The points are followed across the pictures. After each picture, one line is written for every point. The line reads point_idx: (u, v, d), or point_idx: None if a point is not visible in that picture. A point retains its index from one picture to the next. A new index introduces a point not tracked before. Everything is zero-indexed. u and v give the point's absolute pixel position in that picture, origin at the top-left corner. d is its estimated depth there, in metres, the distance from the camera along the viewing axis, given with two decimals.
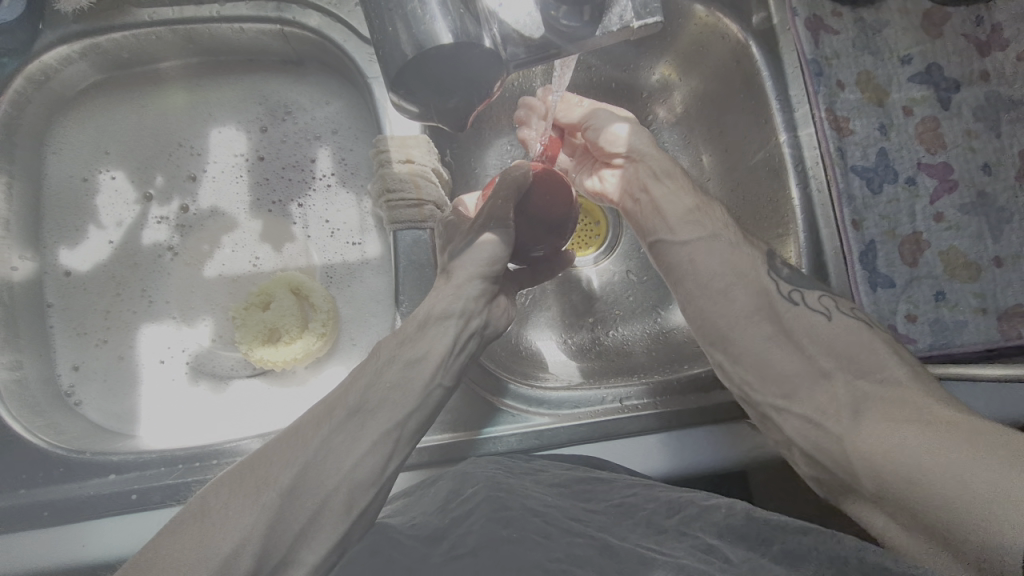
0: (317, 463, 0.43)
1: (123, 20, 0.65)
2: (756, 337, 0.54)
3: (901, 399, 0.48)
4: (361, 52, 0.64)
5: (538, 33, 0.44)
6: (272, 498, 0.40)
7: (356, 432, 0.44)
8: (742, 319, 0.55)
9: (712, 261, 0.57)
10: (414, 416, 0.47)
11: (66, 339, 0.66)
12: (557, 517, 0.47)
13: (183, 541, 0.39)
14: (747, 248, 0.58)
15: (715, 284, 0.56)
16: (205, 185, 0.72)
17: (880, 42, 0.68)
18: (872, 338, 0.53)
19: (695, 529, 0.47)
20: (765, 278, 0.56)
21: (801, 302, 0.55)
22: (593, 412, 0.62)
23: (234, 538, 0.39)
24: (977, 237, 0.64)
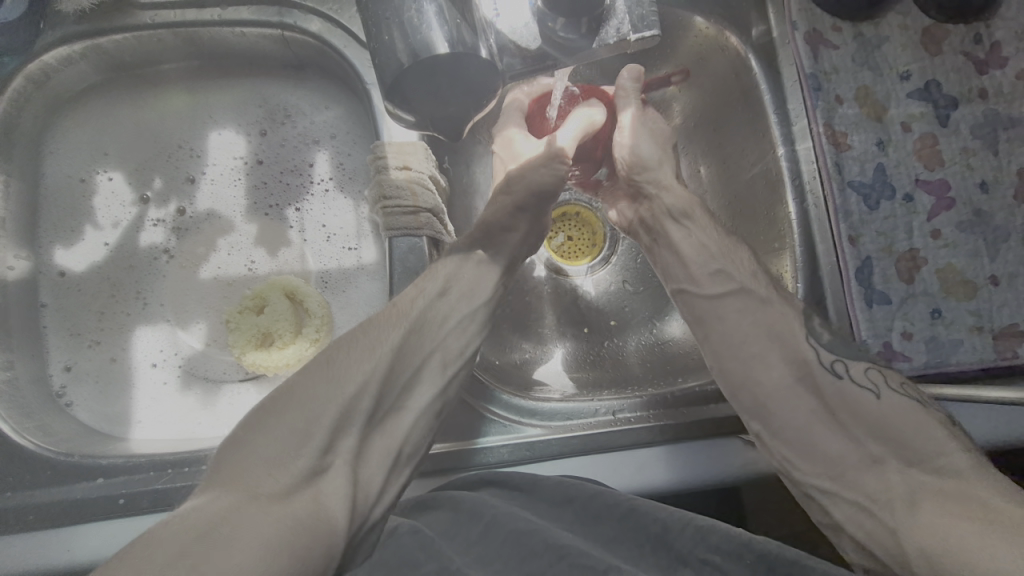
0: (419, 331, 0.52)
1: (125, 22, 0.65)
2: (796, 412, 0.54)
3: (963, 492, 0.45)
4: (361, 58, 0.65)
5: (534, 45, 0.45)
6: (385, 354, 0.48)
7: (448, 307, 0.54)
8: (780, 387, 0.54)
9: (744, 324, 0.57)
10: (484, 307, 0.57)
11: (59, 340, 0.66)
12: (582, 556, 0.43)
13: (310, 383, 0.44)
14: (783, 310, 0.57)
15: (749, 348, 0.56)
16: (202, 188, 0.72)
17: (879, 58, 0.68)
18: (926, 420, 0.51)
19: (712, 552, 0.44)
20: (803, 345, 0.56)
21: (845, 375, 0.54)
22: (585, 424, 0.62)
23: (358, 380, 0.46)
24: (974, 255, 0.64)
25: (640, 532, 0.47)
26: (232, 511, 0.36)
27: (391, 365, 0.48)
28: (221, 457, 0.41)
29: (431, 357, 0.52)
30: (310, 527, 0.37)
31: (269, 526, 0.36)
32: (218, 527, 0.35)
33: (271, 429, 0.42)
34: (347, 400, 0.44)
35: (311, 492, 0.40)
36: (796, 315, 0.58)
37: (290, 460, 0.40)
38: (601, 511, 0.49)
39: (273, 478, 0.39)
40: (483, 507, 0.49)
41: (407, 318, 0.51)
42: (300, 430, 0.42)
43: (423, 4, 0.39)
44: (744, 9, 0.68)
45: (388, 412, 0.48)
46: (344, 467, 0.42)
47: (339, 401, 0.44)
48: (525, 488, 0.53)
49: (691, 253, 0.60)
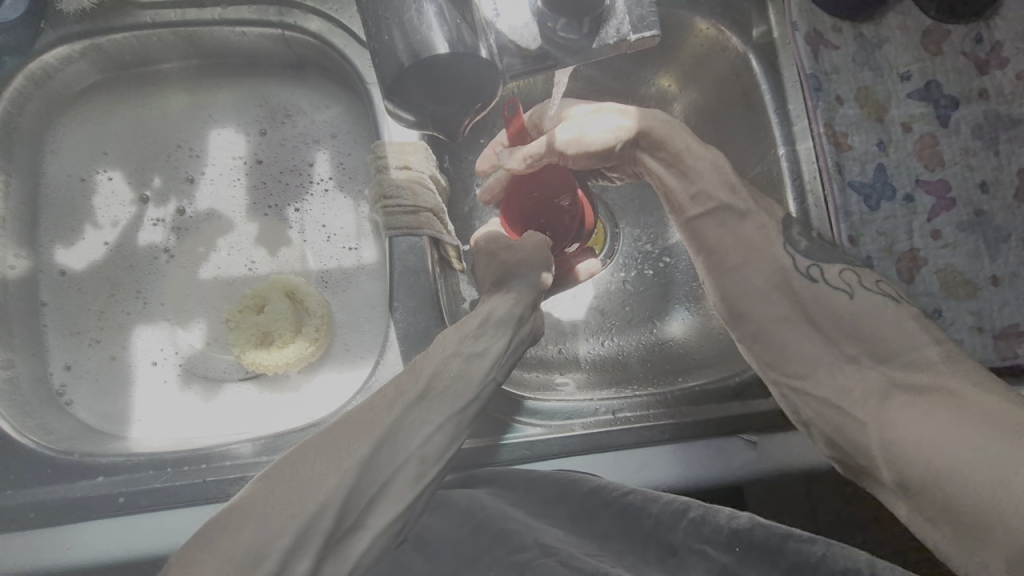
0: (393, 439, 0.47)
1: (126, 21, 0.65)
2: (774, 313, 0.55)
3: (936, 387, 0.47)
4: (361, 57, 0.65)
5: (535, 44, 0.45)
6: (352, 468, 0.44)
7: (428, 414, 0.49)
8: (759, 294, 0.55)
9: (724, 236, 0.58)
10: (473, 405, 0.51)
11: (58, 339, 0.66)
12: (573, 557, 0.43)
13: (271, 500, 0.43)
14: (763, 221, 0.58)
15: (729, 260, 0.57)
16: (202, 187, 0.72)
17: (880, 58, 0.68)
18: (900, 317, 0.52)
19: (703, 539, 0.45)
20: (781, 253, 0.56)
21: (821, 279, 0.55)
22: (585, 424, 0.62)
23: (320, 497, 0.43)
24: (975, 255, 0.64)
25: (632, 527, 0.47)
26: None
27: (357, 480, 0.44)
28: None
29: (407, 462, 0.47)
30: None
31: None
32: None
33: (226, 549, 0.41)
34: (304, 523, 0.42)
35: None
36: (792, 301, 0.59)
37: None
38: (596, 508, 0.49)
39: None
40: (473, 507, 0.49)
41: (380, 426, 0.47)
42: (254, 549, 0.41)
43: (423, 4, 0.39)
44: (744, 9, 0.68)
45: (347, 532, 0.44)
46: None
47: (298, 518, 0.42)
48: (522, 484, 0.53)
49: (669, 178, 0.61)
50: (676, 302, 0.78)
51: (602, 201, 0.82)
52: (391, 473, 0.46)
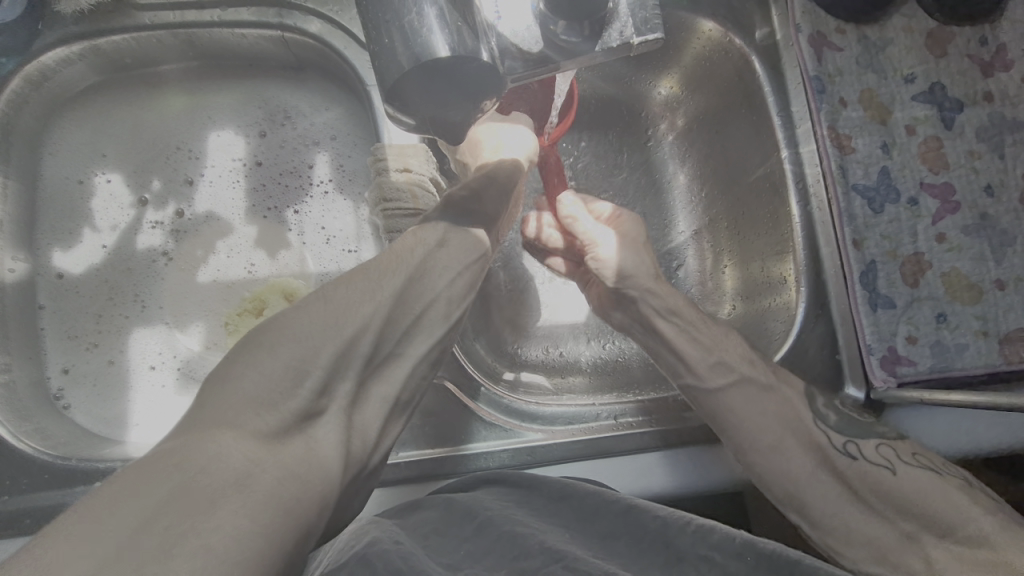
0: (420, 279, 0.50)
1: (123, 23, 0.64)
2: (823, 500, 0.56)
3: (996, 560, 0.48)
4: (362, 59, 0.64)
5: (536, 47, 0.44)
6: (385, 301, 0.46)
7: (447, 261, 0.52)
8: (805, 479, 0.56)
9: (754, 414, 0.58)
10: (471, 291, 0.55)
11: (56, 342, 0.66)
12: (577, 560, 0.41)
13: (306, 320, 0.42)
14: (787, 392, 0.59)
15: (767, 439, 0.57)
16: (201, 189, 0.71)
17: (884, 60, 0.67)
18: (947, 487, 0.54)
19: (710, 548, 0.44)
20: (813, 429, 0.58)
21: (859, 455, 0.56)
22: (587, 429, 0.61)
23: (359, 321, 0.44)
24: (980, 259, 0.64)
25: (636, 532, 0.46)
26: (224, 451, 0.35)
27: (390, 309, 0.47)
28: (209, 395, 0.39)
29: None
30: (301, 473, 0.37)
31: (261, 476, 0.35)
32: (206, 472, 0.33)
33: (261, 371, 0.39)
34: (346, 341, 0.43)
35: (300, 442, 0.39)
36: (828, 415, 0.59)
37: (282, 403, 0.39)
38: (598, 508, 0.48)
39: (262, 420, 0.38)
40: (476, 509, 0.49)
41: (405, 266, 0.49)
42: (295, 366, 0.40)
43: (424, 7, 0.38)
44: (747, 11, 0.68)
45: (384, 359, 0.47)
46: (336, 415, 0.42)
47: (339, 337, 0.43)
48: (527, 482, 0.53)
49: (690, 346, 0.61)
50: None
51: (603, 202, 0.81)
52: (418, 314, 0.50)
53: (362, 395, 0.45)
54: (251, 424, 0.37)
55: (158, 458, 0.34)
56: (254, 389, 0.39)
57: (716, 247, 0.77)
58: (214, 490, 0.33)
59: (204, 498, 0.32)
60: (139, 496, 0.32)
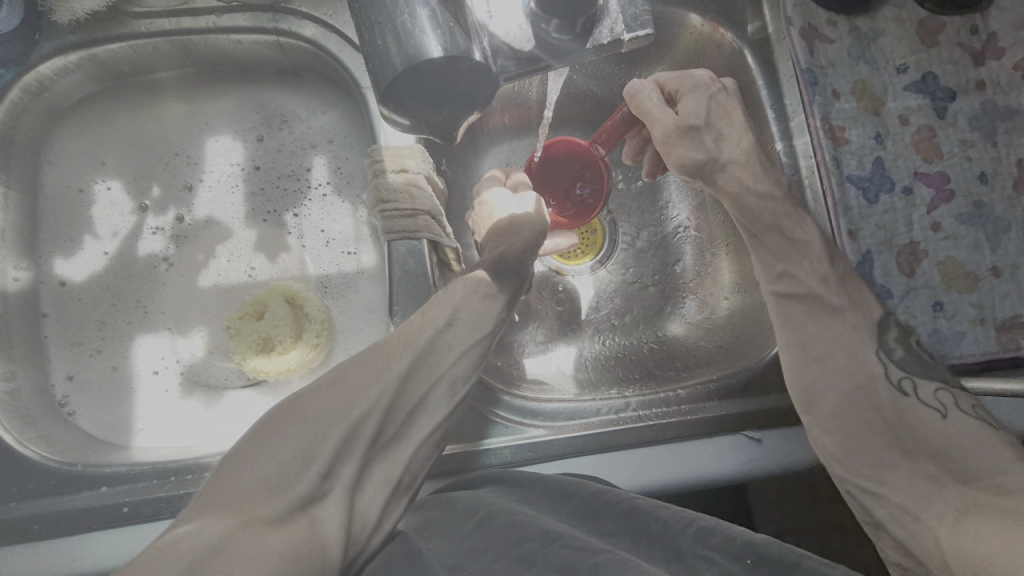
0: (425, 359, 0.51)
1: (120, 31, 0.65)
2: (843, 378, 0.55)
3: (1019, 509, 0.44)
4: (356, 61, 0.65)
5: (527, 46, 0.45)
6: (391, 382, 0.48)
7: (453, 338, 0.53)
8: (842, 399, 0.55)
9: (802, 324, 0.57)
10: (480, 345, 0.55)
11: (59, 349, 0.66)
12: (574, 539, 0.43)
13: (315, 411, 0.45)
14: (856, 319, 0.57)
15: (824, 351, 0.56)
16: (200, 194, 0.72)
17: (876, 51, 0.68)
18: (996, 441, 0.50)
19: (711, 549, 0.44)
20: (872, 361, 0.56)
21: (912, 392, 0.54)
22: (588, 424, 0.62)
23: (360, 410, 0.46)
24: (975, 248, 0.64)
25: (638, 528, 0.46)
26: (233, 533, 0.38)
27: (399, 390, 0.49)
28: (228, 472, 0.42)
29: None
30: (303, 551, 0.39)
31: (263, 554, 0.38)
32: (219, 552, 0.37)
33: (274, 451, 0.43)
34: (349, 428, 0.45)
35: (308, 518, 0.42)
36: (895, 350, 0.56)
37: (290, 487, 0.42)
38: (601, 506, 0.48)
39: (272, 505, 0.41)
40: (476, 503, 0.49)
41: (412, 349, 0.51)
42: (304, 453, 0.43)
43: (416, 8, 0.39)
44: (738, 5, 0.68)
45: (389, 440, 0.49)
46: (340, 495, 0.44)
47: (346, 424, 0.45)
48: (528, 483, 0.53)
49: (771, 245, 0.59)
50: (678, 299, 0.79)
51: None
52: (425, 392, 0.51)
53: (365, 471, 0.47)
54: (262, 510, 0.40)
55: (177, 537, 0.37)
56: (268, 466, 0.42)
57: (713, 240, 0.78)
58: (224, 568, 0.36)
59: (228, 564, 0.36)
60: (161, 569, 0.35)
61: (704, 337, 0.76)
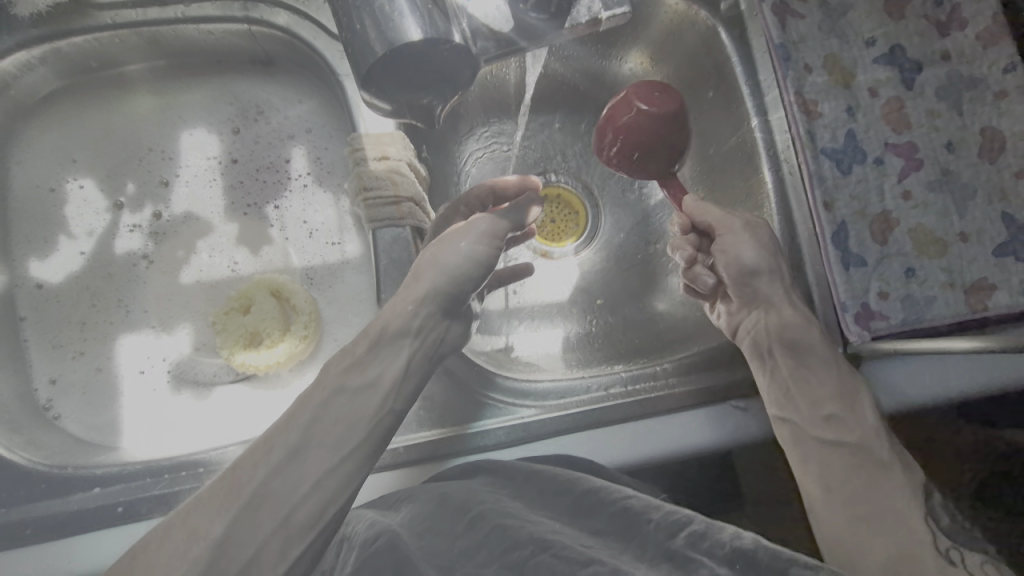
0: (271, 484, 0.41)
1: (85, 23, 0.63)
2: (886, 518, 0.51)
3: None
4: (331, 49, 0.65)
5: (507, 27, 0.45)
6: (224, 518, 0.40)
7: (307, 451, 0.43)
8: (876, 562, 0.49)
9: (841, 479, 0.55)
10: (359, 448, 0.45)
11: (40, 353, 0.65)
12: (565, 548, 0.43)
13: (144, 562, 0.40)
14: (899, 499, 0.51)
15: (860, 500, 0.53)
16: (177, 190, 0.70)
17: (845, 25, 0.69)
18: None
19: (700, 553, 0.43)
20: (917, 528, 0.49)
21: (959, 561, 0.45)
22: (579, 402, 0.63)
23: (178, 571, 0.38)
24: (944, 214, 0.66)
25: (630, 528, 0.47)
26: None
27: (231, 531, 0.40)
28: None
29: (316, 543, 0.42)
30: None
31: None
32: None
33: None
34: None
35: None
36: (943, 517, 0.50)
37: None
38: (595, 505, 0.49)
39: None
40: (470, 502, 0.50)
41: (259, 471, 0.42)
42: None
43: None
44: None
45: None
46: None
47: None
48: (521, 476, 0.54)
49: (807, 376, 0.59)
50: (662, 278, 0.83)
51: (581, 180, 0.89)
52: (289, 511, 0.41)
53: None
54: None
55: None
56: None
57: None
58: None
59: None
60: None
61: (687, 313, 0.79)
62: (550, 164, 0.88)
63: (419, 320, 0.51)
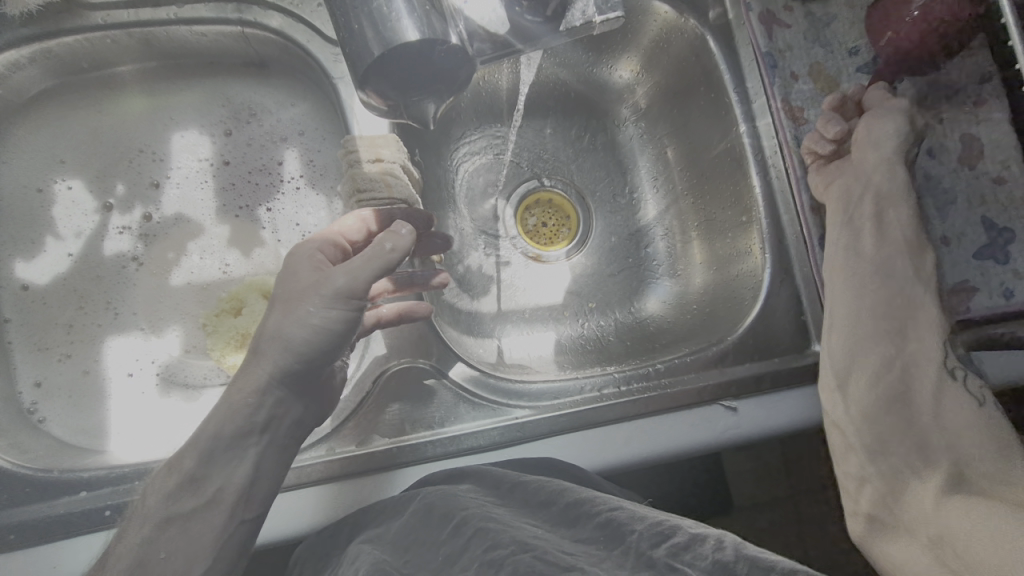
0: None
1: (76, 24, 0.63)
2: (912, 348, 0.56)
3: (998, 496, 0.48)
4: (326, 52, 0.65)
5: (503, 29, 0.46)
6: None
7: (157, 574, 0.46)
8: (881, 380, 0.56)
9: (861, 299, 0.58)
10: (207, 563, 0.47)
11: (24, 356, 0.64)
12: (546, 552, 0.42)
13: None
14: (918, 324, 0.57)
15: (879, 319, 0.57)
16: (168, 191, 0.70)
17: (830, 34, 0.71)
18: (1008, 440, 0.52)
19: (682, 564, 0.40)
20: (929, 349, 0.56)
21: (961, 379, 0.55)
22: (572, 403, 0.63)
23: None
24: (927, 219, 0.68)
25: (613, 537, 0.45)
26: None
27: None
28: None
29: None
30: None
31: None
32: None
33: None
34: None
35: None
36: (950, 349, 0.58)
37: None
38: (579, 514, 0.47)
39: None
40: (455, 510, 0.49)
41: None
42: None
43: None
44: None
45: None
46: None
47: None
48: (507, 484, 0.53)
49: (892, 214, 0.60)
50: (652, 281, 0.84)
51: (570, 184, 0.90)
52: None
53: None
54: None
55: None
56: None
57: (683, 218, 0.83)
58: None
59: None
60: None
61: (676, 315, 0.81)
62: (542, 169, 0.89)
63: (264, 412, 0.50)
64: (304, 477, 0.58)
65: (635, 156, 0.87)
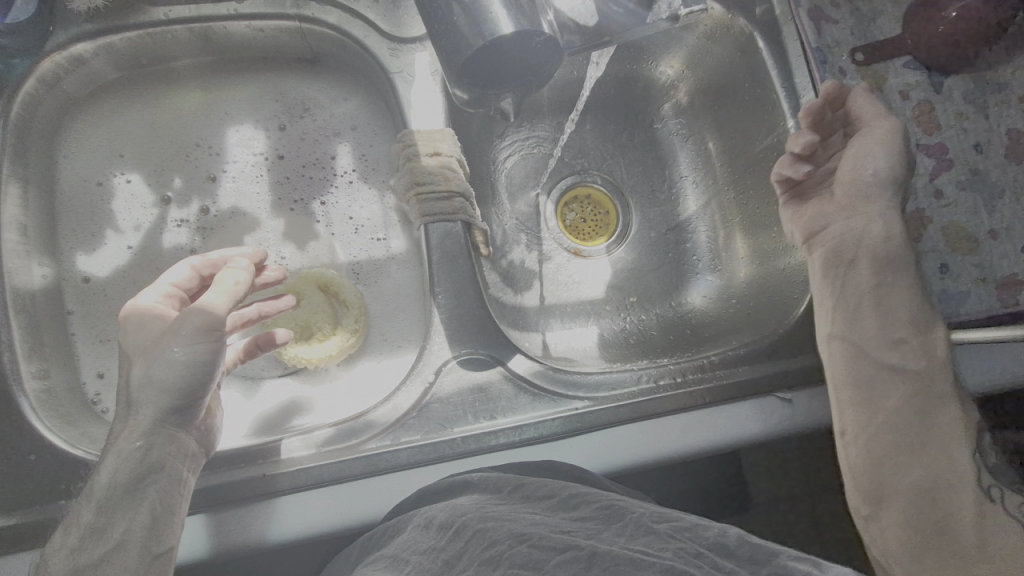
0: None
1: (139, 19, 0.64)
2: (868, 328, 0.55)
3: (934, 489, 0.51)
4: (384, 48, 0.66)
5: (591, 21, 0.48)
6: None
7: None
8: (890, 330, 0.55)
9: (884, 244, 0.57)
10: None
11: (87, 346, 0.65)
12: (541, 538, 0.43)
13: None
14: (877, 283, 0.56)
15: (896, 271, 0.56)
16: (224, 184, 0.71)
17: (875, 30, 0.72)
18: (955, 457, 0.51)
19: (683, 536, 0.43)
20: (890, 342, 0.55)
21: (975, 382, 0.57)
22: (629, 394, 0.63)
23: None
24: (973, 212, 0.69)
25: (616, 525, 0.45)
26: None
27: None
28: None
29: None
30: None
31: None
32: None
33: None
34: None
35: None
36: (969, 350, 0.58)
37: None
38: (578, 500, 0.48)
39: None
40: (453, 517, 0.48)
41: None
42: None
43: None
44: None
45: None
46: None
47: None
48: (509, 486, 0.52)
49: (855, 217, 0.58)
50: (693, 275, 0.85)
51: (610, 180, 0.91)
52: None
53: None
54: None
55: None
56: None
57: (727, 212, 0.84)
58: None
59: None
60: None
61: (721, 308, 0.81)
62: (584, 165, 0.90)
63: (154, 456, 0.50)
64: (372, 465, 0.58)
65: (675, 151, 0.88)
